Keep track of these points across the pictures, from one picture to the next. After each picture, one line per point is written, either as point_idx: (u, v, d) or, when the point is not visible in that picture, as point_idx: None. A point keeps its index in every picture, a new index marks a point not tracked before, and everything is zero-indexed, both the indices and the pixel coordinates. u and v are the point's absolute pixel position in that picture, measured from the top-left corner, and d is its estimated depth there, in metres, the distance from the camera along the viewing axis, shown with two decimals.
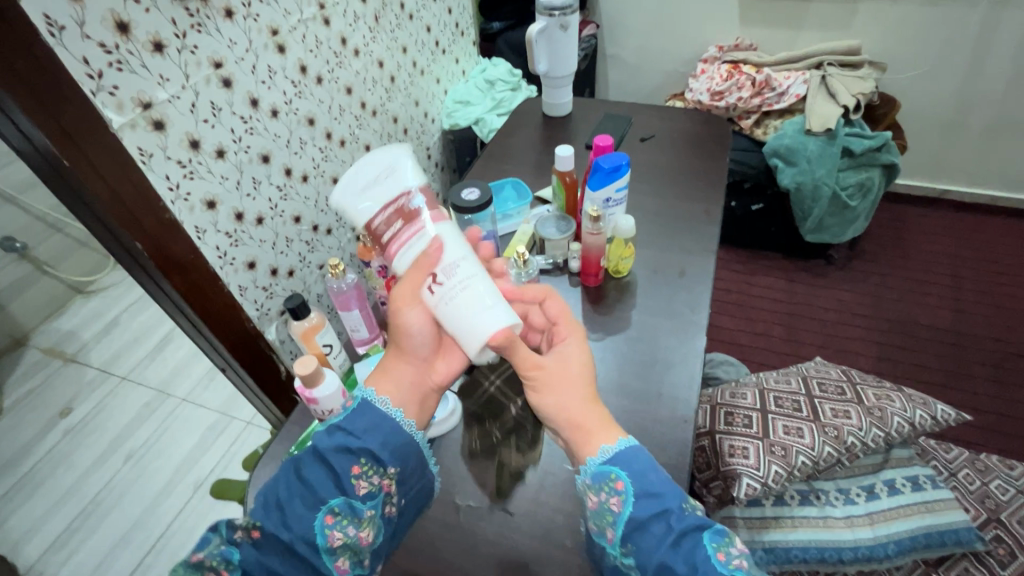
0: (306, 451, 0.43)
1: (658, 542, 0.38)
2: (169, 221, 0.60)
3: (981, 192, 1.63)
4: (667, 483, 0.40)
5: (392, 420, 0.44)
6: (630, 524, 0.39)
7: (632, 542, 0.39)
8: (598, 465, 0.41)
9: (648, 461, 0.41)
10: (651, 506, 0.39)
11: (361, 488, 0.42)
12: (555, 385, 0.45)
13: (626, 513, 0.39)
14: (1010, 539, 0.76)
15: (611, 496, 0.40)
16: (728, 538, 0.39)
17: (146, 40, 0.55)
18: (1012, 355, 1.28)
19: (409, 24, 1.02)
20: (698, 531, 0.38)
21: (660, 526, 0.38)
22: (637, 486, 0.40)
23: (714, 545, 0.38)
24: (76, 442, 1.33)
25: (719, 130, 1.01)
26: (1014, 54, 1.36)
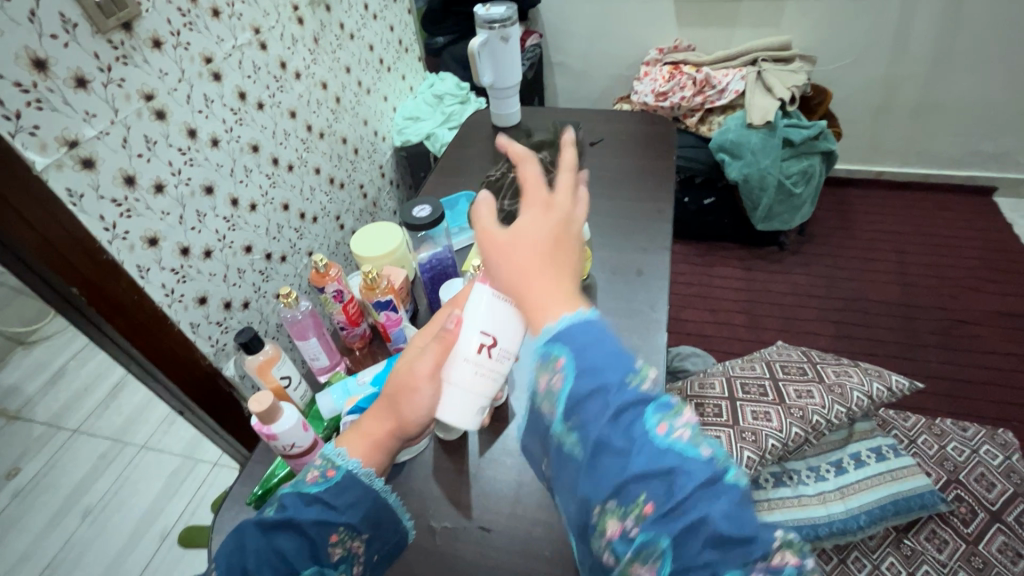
0: (278, 518, 0.40)
1: (595, 415, 0.33)
2: (107, 263, 0.57)
3: (913, 171, 1.72)
4: (606, 357, 0.35)
5: (374, 491, 0.44)
6: (570, 401, 0.34)
7: (574, 418, 0.34)
8: (544, 338, 0.37)
9: (598, 332, 0.36)
10: (589, 382, 0.34)
11: (335, 554, 0.41)
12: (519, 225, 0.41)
13: (567, 390, 0.35)
14: (970, 497, 0.80)
15: (554, 372, 0.36)
16: (676, 408, 0.34)
17: (67, 76, 0.52)
18: (955, 321, 1.36)
19: (350, 44, 1.01)
20: (639, 405, 0.34)
21: (599, 402, 0.33)
22: (578, 360, 0.35)
23: (654, 418, 0.33)
24: (27, 503, 1.25)
25: (664, 129, 1.04)
26: (930, 39, 1.45)
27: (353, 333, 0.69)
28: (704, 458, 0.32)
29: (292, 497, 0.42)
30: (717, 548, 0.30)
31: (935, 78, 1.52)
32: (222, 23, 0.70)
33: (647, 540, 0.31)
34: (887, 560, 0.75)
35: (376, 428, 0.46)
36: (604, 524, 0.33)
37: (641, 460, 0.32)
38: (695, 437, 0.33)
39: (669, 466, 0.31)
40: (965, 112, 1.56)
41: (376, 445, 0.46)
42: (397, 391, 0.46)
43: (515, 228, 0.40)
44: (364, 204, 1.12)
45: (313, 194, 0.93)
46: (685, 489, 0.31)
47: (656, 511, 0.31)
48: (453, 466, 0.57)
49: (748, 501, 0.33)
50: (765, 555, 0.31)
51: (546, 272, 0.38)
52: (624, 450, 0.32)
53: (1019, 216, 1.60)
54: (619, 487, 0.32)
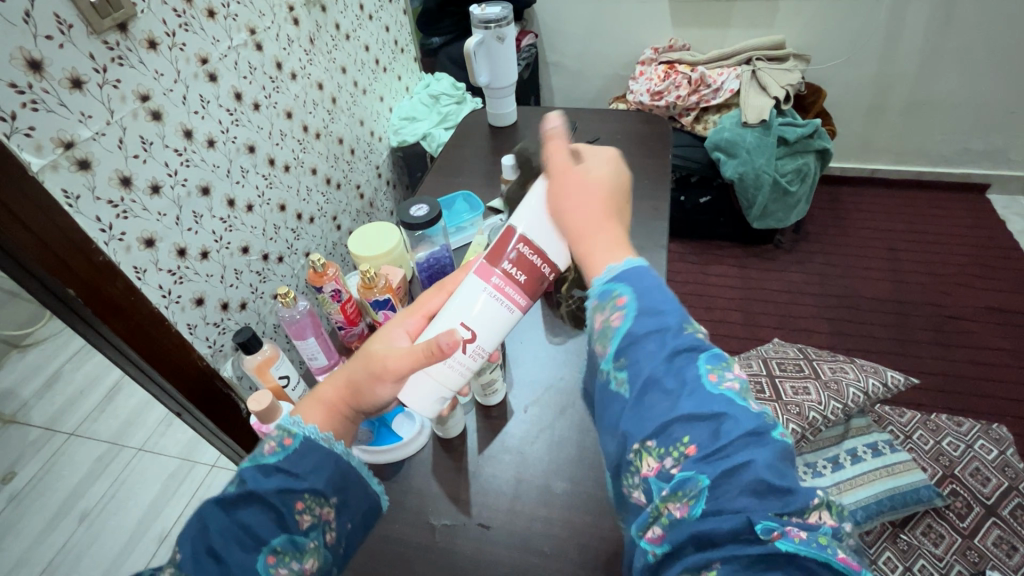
0: (238, 493, 0.40)
1: (653, 352, 0.36)
2: (103, 263, 0.57)
3: (907, 169, 1.73)
4: (667, 303, 0.38)
5: (334, 454, 0.44)
6: (627, 339, 0.37)
7: (627, 355, 0.37)
8: (607, 277, 0.41)
9: (657, 283, 0.40)
10: (649, 323, 0.37)
11: (304, 522, 0.40)
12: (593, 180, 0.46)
13: (625, 327, 0.38)
14: (965, 492, 0.81)
15: (613, 311, 0.39)
16: (726, 362, 0.37)
17: (62, 77, 0.52)
18: (949, 318, 1.37)
19: (346, 44, 1.01)
20: (693, 350, 0.37)
21: (657, 341, 0.37)
22: (639, 301, 0.38)
23: (707, 366, 0.36)
24: (24, 508, 1.24)
25: (659, 128, 1.05)
26: (923, 38, 1.46)
27: (352, 333, 0.69)
28: (751, 408, 0.35)
29: (251, 471, 0.41)
30: (757, 493, 0.31)
31: (928, 77, 1.53)
32: (217, 24, 0.70)
33: (686, 477, 0.33)
34: (884, 554, 0.75)
35: (335, 395, 0.47)
36: (641, 461, 0.35)
37: (690, 401, 0.34)
38: (742, 390, 0.36)
39: (718, 410, 0.34)
40: (957, 110, 1.57)
41: (333, 413, 0.47)
42: (366, 370, 0.46)
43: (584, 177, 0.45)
44: (361, 205, 1.13)
45: (310, 195, 0.93)
46: (732, 433, 0.33)
47: (699, 452, 0.33)
48: (452, 463, 0.58)
49: (790, 458, 0.34)
50: (803, 509, 0.32)
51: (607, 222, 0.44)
52: (674, 391, 0.35)
53: (1012, 213, 1.62)
54: (665, 425, 0.34)
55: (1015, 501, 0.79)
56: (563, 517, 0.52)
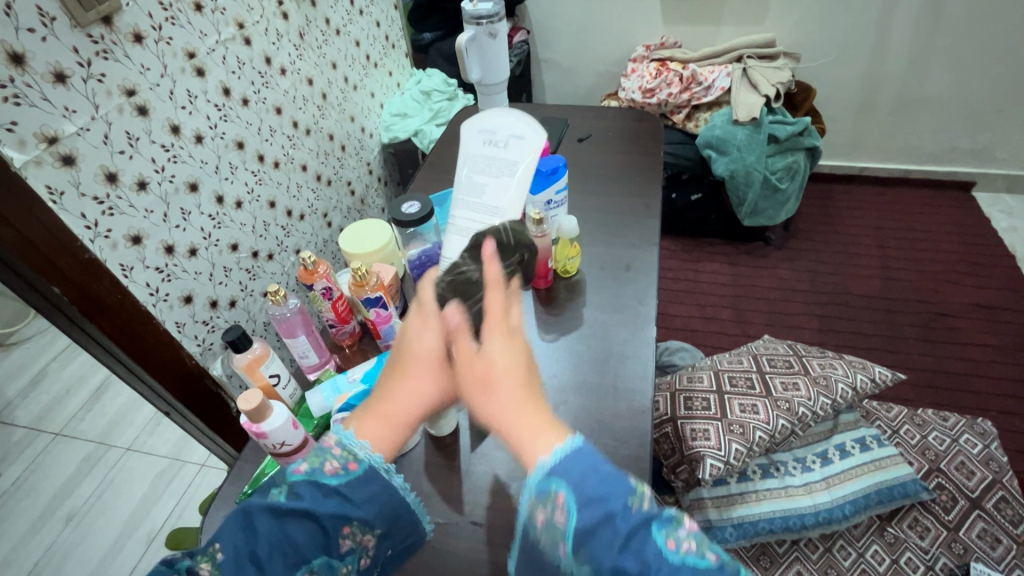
0: (295, 505, 0.38)
1: (607, 550, 0.33)
2: (89, 260, 0.56)
3: (895, 167, 1.75)
4: (608, 481, 0.35)
5: (391, 487, 0.42)
6: (579, 536, 0.33)
7: (583, 553, 0.33)
8: (540, 473, 0.36)
9: (592, 458, 0.36)
10: (595, 513, 0.34)
11: (344, 546, 0.40)
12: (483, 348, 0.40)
13: (573, 524, 0.34)
14: (951, 486, 0.82)
15: (556, 506, 0.35)
16: (675, 520, 0.35)
17: (45, 71, 0.51)
18: (936, 314, 1.39)
19: (336, 40, 1.00)
20: (644, 529, 0.34)
21: (609, 534, 0.33)
22: (578, 492, 0.34)
23: (662, 535, 0.34)
24: (9, 508, 1.22)
25: (650, 125, 1.05)
26: (911, 38, 1.47)
27: (343, 331, 0.69)
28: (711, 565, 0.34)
29: (310, 485, 0.40)
30: None
31: (915, 76, 1.54)
32: (205, 18, 0.69)
33: None
34: (872, 547, 0.76)
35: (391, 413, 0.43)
36: None
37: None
38: (698, 545, 0.34)
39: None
40: (944, 109, 1.59)
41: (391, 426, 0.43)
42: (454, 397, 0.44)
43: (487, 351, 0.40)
44: (352, 201, 1.12)
45: (300, 191, 0.92)
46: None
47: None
48: (445, 461, 0.57)
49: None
50: None
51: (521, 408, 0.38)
52: None
53: (996, 211, 1.64)
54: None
55: (998, 494, 0.81)
56: None
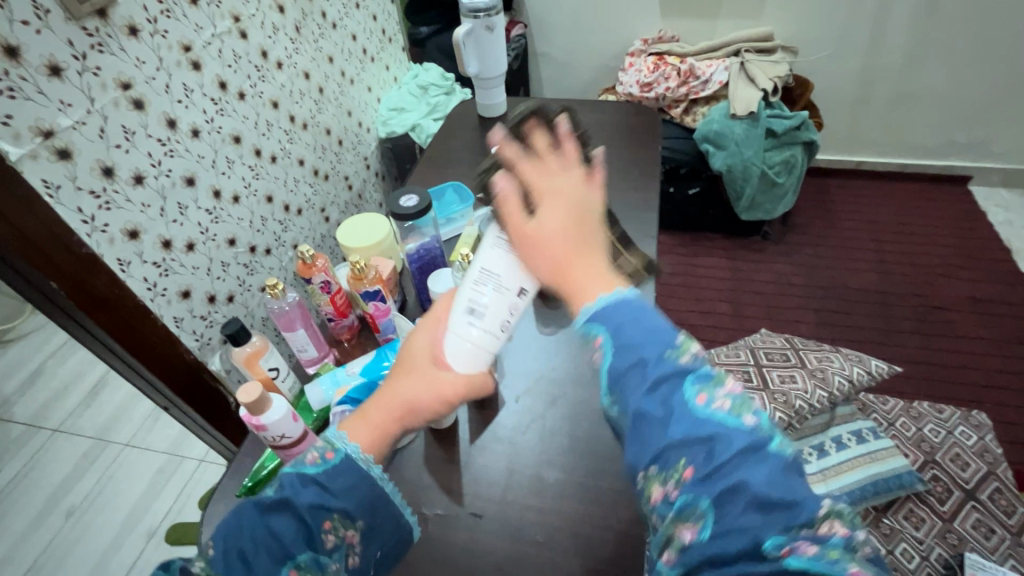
0: (275, 498, 0.39)
1: (632, 390, 0.33)
2: (87, 255, 0.56)
3: (892, 161, 1.75)
4: (648, 332, 0.34)
5: (370, 478, 0.42)
6: (611, 378, 0.34)
7: (616, 391, 0.34)
8: (584, 318, 0.37)
9: (639, 312, 0.36)
10: (626, 357, 0.33)
11: (328, 542, 0.39)
12: (544, 205, 0.40)
13: (607, 365, 0.34)
14: (945, 476, 0.83)
15: (595, 349, 0.36)
16: (717, 379, 0.33)
17: (40, 64, 0.51)
18: (931, 307, 1.40)
19: (332, 33, 0.99)
20: (677, 378, 0.32)
21: (636, 376, 0.33)
22: (615, 335, 0.35)
23: (694, 389, 0.32)
24: (8, 504, 1.22)
25: (648, 119, 1.05)
26: (908, 32, 1.47)
27: (341, 325, 0.69)
28: (744, 429, 0.31)
29: (290, 476, 0.40)
30: (759, 510, 0.28)
31: (912, 69, 1.54)
32: (201, 11, 0.69)
33: (688, 499, 0.30)
34: (868, 538, 0.77)
35: (376, 412, 0.44)
36: (648, 488, 0.31)
37: (681, 427, 0.31)
38: (737, 406, 0.32)
39: (709, 433, 0.30)
40: (941, 102, 1.59)
41: (378, 426, 0.44)
42: (437, 396, 0.44)
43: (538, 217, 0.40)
44: (350, 196, 1.12)
45: (297, 186, 0.92)
46: (726, 452, 0.30)
47: (696, 475, 0.30)
48: (444, 454, 0.58)
49: (795, 473, 0.31)
50: (811, 523, 0.29)
51: (576, 257, 0.39)
52: (661, 420, 0.31)
53: (993, 204, 1.65)
54: (658, 453, 0.31)
55: (993, 485, 0.81)
56: (554, 507, 0.53)
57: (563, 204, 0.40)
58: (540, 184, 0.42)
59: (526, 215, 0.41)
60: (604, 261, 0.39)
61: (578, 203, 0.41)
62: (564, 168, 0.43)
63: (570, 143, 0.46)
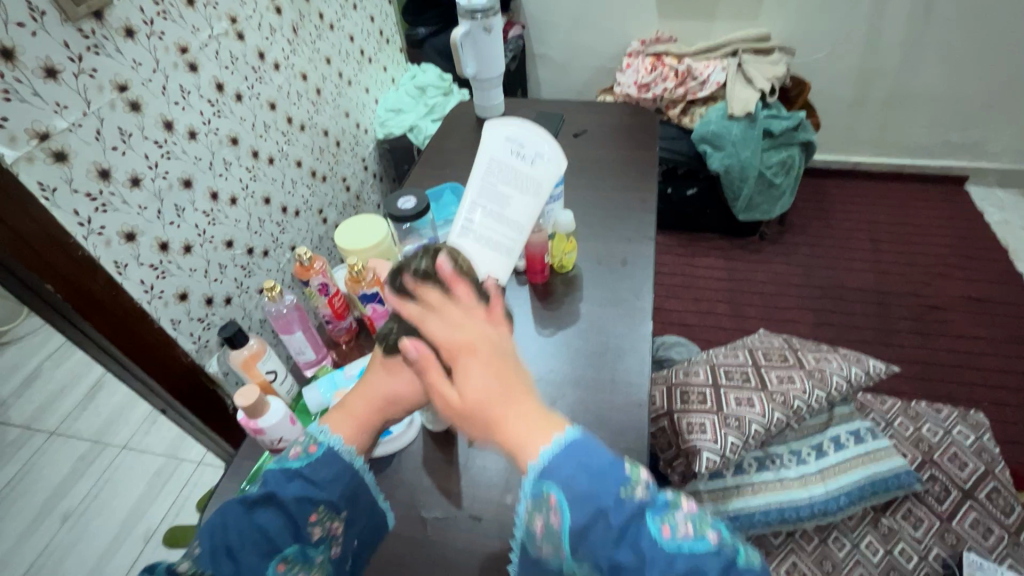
0: (261, 493, 0.40)
1: (601, 544, 0.32)
2: (83, 258, 0.56)
3: (889, 161, 1.76)
4: (599, 475, 0.34)
5: (354, 469, 0.43)
6: (576, 537, 0.33)
7: (582, 549, 0.33)
8: (531, 476, 0.34)
9: (585, 456, 0.35)
10: (585, 511, 0.33)
11: (315, 534, 0.41)
12: (462, 367, 0.36)
13: (568, 523, 0.33)
14: (944, 476, 0.83)
15: (549, 508, 0.34)
16: (671, 505, 0.35)
17: (36, 66, 0.51)
18: (929, 307, 1.40)
19: (330, 34, 0.99)
20: (638, 519, 0.33)
21: (603, 529, 0.32)
22: (569, 491, 0.33)
23: (657, 523, 0.33)
24: (5, 508, 1.22)
25: (646, 119, 1.05)
26: (904, 32, 1.48)
27: (339, 327, 0.68)
28: (710, 550, 0.33)
29: (274, 471, 0.41)
30: None
31: (909, 69, 1.55)
32: (197, 12, 0.69)
33: None
34: (867, 538, 0.77)
35: (357, 403, 0.44)
36: None
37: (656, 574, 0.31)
38: (697, 527, 0.34)
39: (682, 571, 0.32)
40: (937, 102, 1.60)
41: (359, 413, 0.43)
42: (412, 384, 0.42)
43: (462, 384, 0.35)
44: (348, 197, 1.11)
45: (295, 187, 0.92)
46: None
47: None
48: (443, 456, 0.58)
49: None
50: None
51: (513, 408, 0.35)
52: (638, 572, 0.32)
53: (989, 204, 1.65)
54: None
55: (991, 485, 0.82)
56: None
57: (481, 363, 0.36)
58: (449, 340, 0.37)
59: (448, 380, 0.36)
60: (536, 400, 0.36)
61: (494, 352, 0.36)
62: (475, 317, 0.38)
63: (463, 286, 0.41)
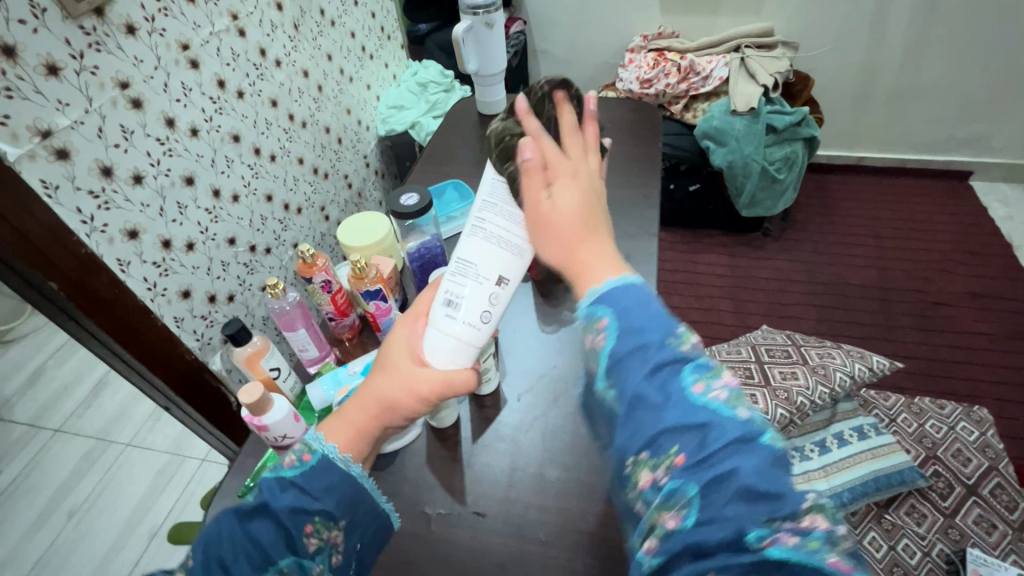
0: (254, 505, 0.39)
1: (635, 370, 0.33)
2: (86, 256, 0.56)
3: (892, 157, 1.75)
4: (650, 319, 0.34)
5: (351, 479, 0.41)
6: (611, 360, 0.34)
7: (615, 372, 0.34)
8: (589, 299, 0.36)
9: (641, 301, 0.35)
10: (629, 341, 0.33)
11: (311, 545, 0.38)
12: (559, 180, 0.40)
13: (608, 347, 0.34)
14: (947, 472, 0.83)
15: (595, 330, 0.35)
16: (715, 371, 0.33)
17: (37, 63, 0.50)
18: (932, 303, 1.39)
19: (331, 31, 0.99)
20: (675, 367, 0.32)
21: (639, 359, 0.33)
22: (619, 319, 0.34)
23: (693, 376, 0.32)
24: (11, 505, 1.22)
25: (648, 115, 1.05)
26: (909, 27, 1.47)
27: (342, 324, 0.68)
28: (737, 420, 0.31)
29: (268, 481, 0.40)
30: (745, 501, 0.28)
31: (913, 64, 1.54)
32: (199, 8, 0.68)
33: (676, 487, 0.30)
34: (869, 534, 0.77)
35: (356, 412, 0.44)
36: (637, 473, 0.32)
37: (675, 414, 0.31)
38: (732, 398, 0.32)
39: (702, 421, 0.30)
40: (941, 97, 1.59)
41: (356, 427, 0.43)
42: (412, 395, 0.42)
43: (555, 197, 0.39)
44: (349, 194, 1.11)
45: (297, 184, 0.92)
46: (719, 439, 0.30)
47: (688, 461, 0.30)
48: (446, 453, 0.58)
49: (783, 464, 0.31)
50: (794, 518, 0.29)
51: (591, 240, 0.39)
52: (659, 404, 0.31)
53: (993, 199, 1.64)
54: (652, 436, 0.31)
55: (994, 480, 0.82)
56: (556, 505, 0.53)
57: (579, 186, 0.40)
58: (559, 160, 0.40)
59: (542, 188, 0.40)
60: (610, 246, 0.39)
61: (592, 188, 0.40)
62: (582, 154, 0.42)
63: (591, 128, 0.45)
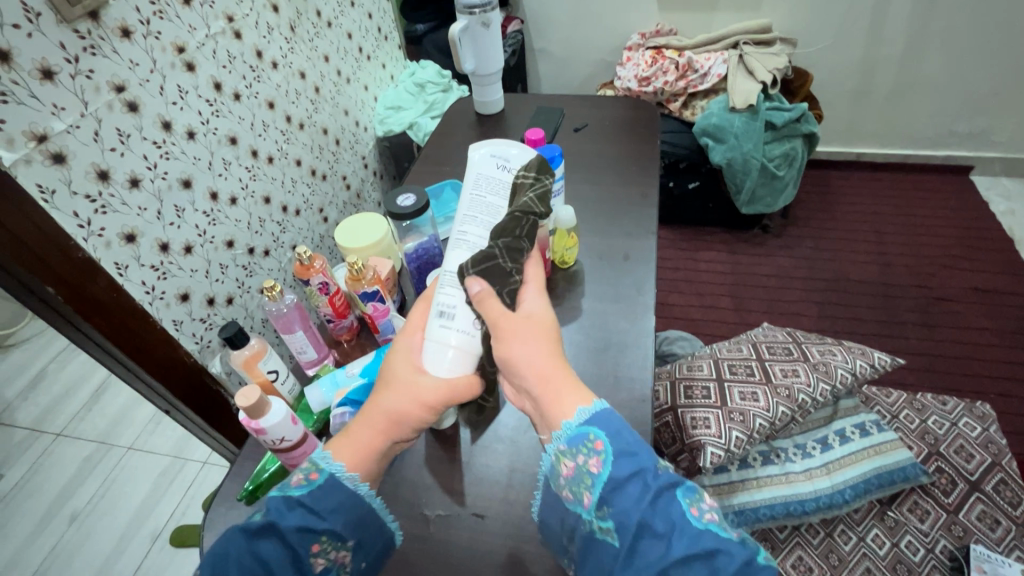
0: (263, 523, 0.39)
1: (633, 499, 0.36)
2: (82, 260, 0.56)
3: (893, 152, 1.74)
4: (636, 442, 0.39)
5: (359, 496, 0.42)
6: (610, 487, 0.37)
7: (609, 502, 0.37)
8: (576, 422, 0.39)
9: (618, 423, 0.40)
10: (628, 466, 0.37)
11: (318, 565, 0.39)
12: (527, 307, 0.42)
13: (606, 473, 0.37)
14: (950, 469, 0.82)
15: (591, 458, 0.39)
16: (699, 492, 0.38)
17: (32, 68, 0.50)
18: (934, 299, 1.39)
19: (328, 32, 0.99)
20: (670, 489, 0.37)
21: (638, 485, 0.37)
22: (615, 444, 0.38)
23: (686, 501, 0.37)
24: (13, 509, 1.23)
25: (646, 113, 1.04)
26: (907, 23, 1.46)
27: (341, 326, 0.68)
28: (731, 540, 0.36)
29: (277, 500, 0.40)
30: None
31: (913, 59, 1.53)
32: (193, 10, 0.68)
33: None
34: (872, 531, 0.77)
35: (362, 430, 0.43)
36: None
37: (679, 543, 0.35)
38: (719, 519, 0.37)
39: (709, 546, 0.35)
40: (942, 91, 1.58)
41: (364, 444, 0.42)
42: (418, 404, 0.42)
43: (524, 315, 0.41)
44: (348, 195, 1.11)
45: (295, 186, 0.92)
46: (726, 566, 0.34)
47: None
48: (445, 454, 0.57)
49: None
50: None
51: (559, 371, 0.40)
52: (664, 533, 0.35)
53: (995, 193, 1.64)
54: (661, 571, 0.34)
55: (998, 476, 0.81)
56: None
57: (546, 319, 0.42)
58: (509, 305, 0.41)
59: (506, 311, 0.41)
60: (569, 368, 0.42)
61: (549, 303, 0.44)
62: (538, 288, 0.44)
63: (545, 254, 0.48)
